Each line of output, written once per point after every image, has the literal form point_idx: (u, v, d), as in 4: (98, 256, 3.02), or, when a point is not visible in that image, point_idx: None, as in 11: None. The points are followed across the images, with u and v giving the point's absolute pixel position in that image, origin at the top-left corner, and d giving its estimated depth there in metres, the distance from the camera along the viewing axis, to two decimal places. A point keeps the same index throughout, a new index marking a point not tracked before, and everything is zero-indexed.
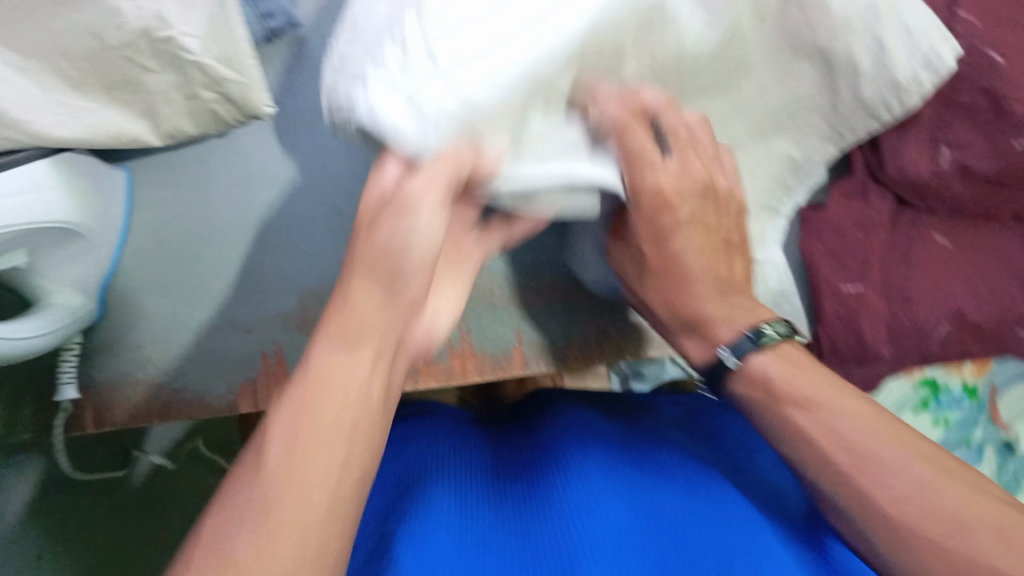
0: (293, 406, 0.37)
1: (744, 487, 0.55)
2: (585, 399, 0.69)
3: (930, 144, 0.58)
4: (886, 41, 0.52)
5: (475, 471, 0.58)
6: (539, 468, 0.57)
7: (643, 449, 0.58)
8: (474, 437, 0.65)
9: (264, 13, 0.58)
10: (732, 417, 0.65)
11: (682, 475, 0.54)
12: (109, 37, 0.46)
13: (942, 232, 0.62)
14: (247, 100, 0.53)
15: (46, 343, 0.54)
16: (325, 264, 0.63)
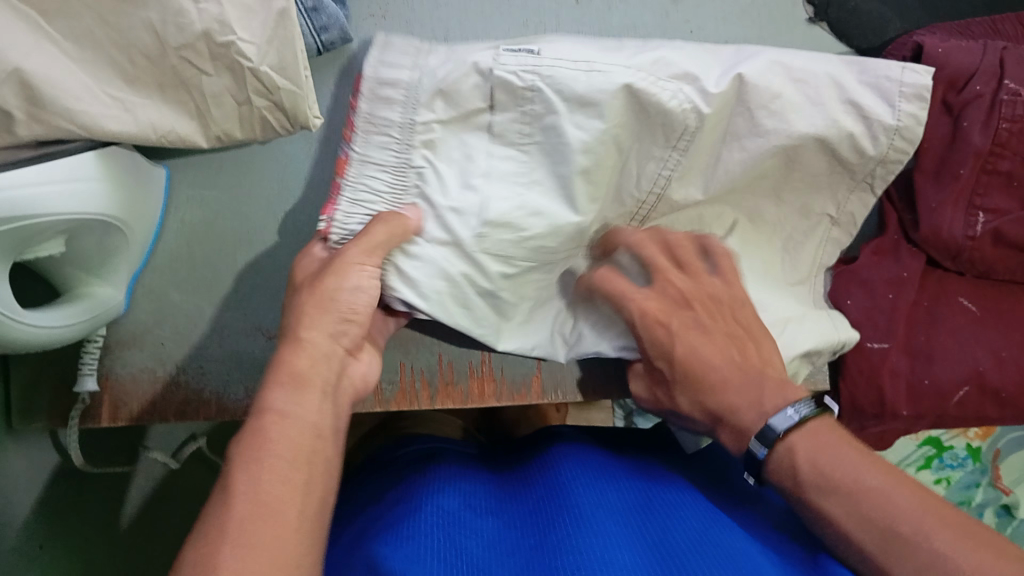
0: (250, 439, 0.41)
1: (754, 526, 0.55)
2: (594, 435, 0.70)
3: (966, 210, 0.58)
4: (871, 111, 0.54)
5: (476, 502, 0.58)
6: (539, 496, 0.58)
7: (649, 493, 0.58)
8: (477, 467, 0.66)
9: (319, 26, 0.58)
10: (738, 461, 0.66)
11: (683, 512, 0.55)
12: (171, 37, 0.47)
13: (968, 296, 0.62)
14: (298, 110, 0.53)
15: (63, 335, 0.54)
16: None
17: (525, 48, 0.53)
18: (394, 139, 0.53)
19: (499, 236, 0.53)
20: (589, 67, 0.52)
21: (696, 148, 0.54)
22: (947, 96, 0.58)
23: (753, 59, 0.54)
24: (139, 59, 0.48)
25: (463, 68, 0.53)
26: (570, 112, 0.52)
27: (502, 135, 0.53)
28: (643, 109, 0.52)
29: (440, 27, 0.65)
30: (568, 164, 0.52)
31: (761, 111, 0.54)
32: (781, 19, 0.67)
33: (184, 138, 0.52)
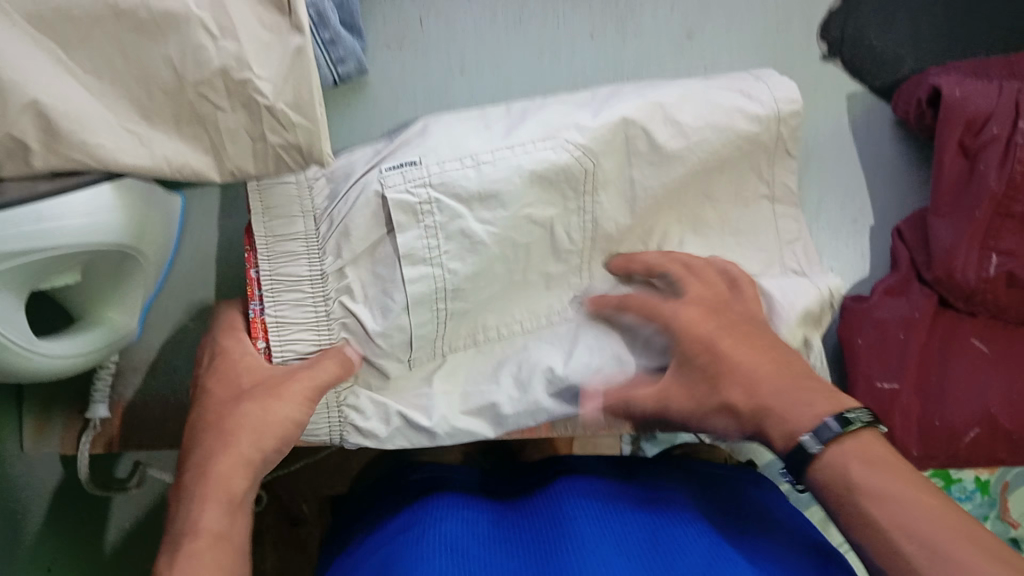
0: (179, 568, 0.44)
1: (771, 551, 0.55)
2: (604, 464, 0.70)
3: (981, 249, 0.58)
4: (745, 107, 0.59)
5: (478, 531, 0.57)
6: (542, 523, 0.58)
7: (658, 524, 0.57)
8: (481, 494, 0.66)
9: (336, 59, 0.60)
10: (756, 492, 0.66)
11: (692, 539, 0.55)
12: (190, 71, 0.48)
13: (980, 337, 0.61)
14: (314, 148, 0.52)
15: (67, 362, 0.54)
16: None
17: (408, 160, 0.54)
18: (308, 293, 0.55)
19: (426, 338, 0.56)
20: (474, 162, 0.54)
21: (604, 193, 0.58)
22: (964, 138, 0.58)
23: (615, 106, 0.58)
24: (158, 93, 0.48)
25: (356, 197, 0.55)
26: (472, 211, 0.54)
27: (410, 255, 0.53)
28: (546, 180, 0.55)
29: (455, 58, 0.65)
30: (481, 253, 0.55)
31: (647, 127, 0.57)
32: (797, 53, 0.67)
33: (202, 174, 0.51)
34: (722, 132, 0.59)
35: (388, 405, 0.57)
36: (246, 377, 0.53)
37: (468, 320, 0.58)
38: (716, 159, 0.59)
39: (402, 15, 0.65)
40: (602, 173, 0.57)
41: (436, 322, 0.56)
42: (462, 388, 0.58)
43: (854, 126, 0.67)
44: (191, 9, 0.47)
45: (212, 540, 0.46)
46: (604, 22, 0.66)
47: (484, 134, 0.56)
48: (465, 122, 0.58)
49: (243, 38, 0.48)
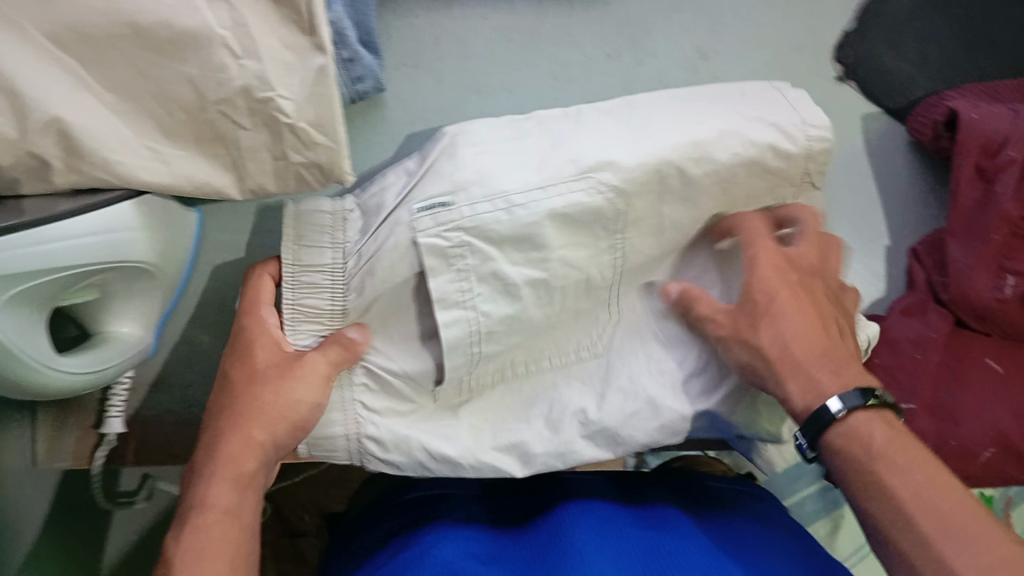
0: (187, 539, 0.46)
1: (779, 570, 0.55)
2: (607, 482, 0.69)
3: (996, 272, 0.58)
4: (775, 140, 0.56)
5: (481, 548, 0.57)
6: (540, 543, 0.58)
7: (655, 539, 0.57)
8: (484, 513, 0.66)
9: (355, 77, 0.60)
10: (765, 509, 0.65)
11: (695, 557, 0.54)
12: (211, 91, 0.48)
13: (995, 357, 0.61)
14: (335, 167, 0.53)
15: (80, 381, 0.54)
16: None
17: (440, 199, 0.51)
18: (330, 326, 0.54)
19: (456, 375, 0.54)
20: (506, 204, 0.51)
21: (635, 231, 0.55)
22: (981, 160, 0.59)
23: (653, 140, 0.54)
24: (179, 112, 0.48)
25: (387, 233, 0.53)
26: (505, 255, 0.52)
27: (443, 298, 0.51)
28: (575, 224, 0.53)
29: (472, 76, 0.66)
30: (514, 295, 0.53)
31: (682, 165, 0.54)
32: (810, 73, 0.67)
33: (222, 192, 0.52)
34: (750, 170, 0.56)
35: (424, 437, 0.55)
36: (263, 351, 0.53)
37: (500, 359, 0.56)
38: (743, 189, 0.56)
39: (419, 34, 0.65)
40: (634, 214, 0.54)
41: (467, 364, 0.54)
42: (495, 435, 0.56)
43: (868, 146, 0.67)
44: (213, 28, 0.46)
45: (220, 517, 0.47)
46: (621, 41, 0.67)
47: (521, 166, 0.53)
48: (498, 143, 0.55)
49: (265, 58, 0.48)
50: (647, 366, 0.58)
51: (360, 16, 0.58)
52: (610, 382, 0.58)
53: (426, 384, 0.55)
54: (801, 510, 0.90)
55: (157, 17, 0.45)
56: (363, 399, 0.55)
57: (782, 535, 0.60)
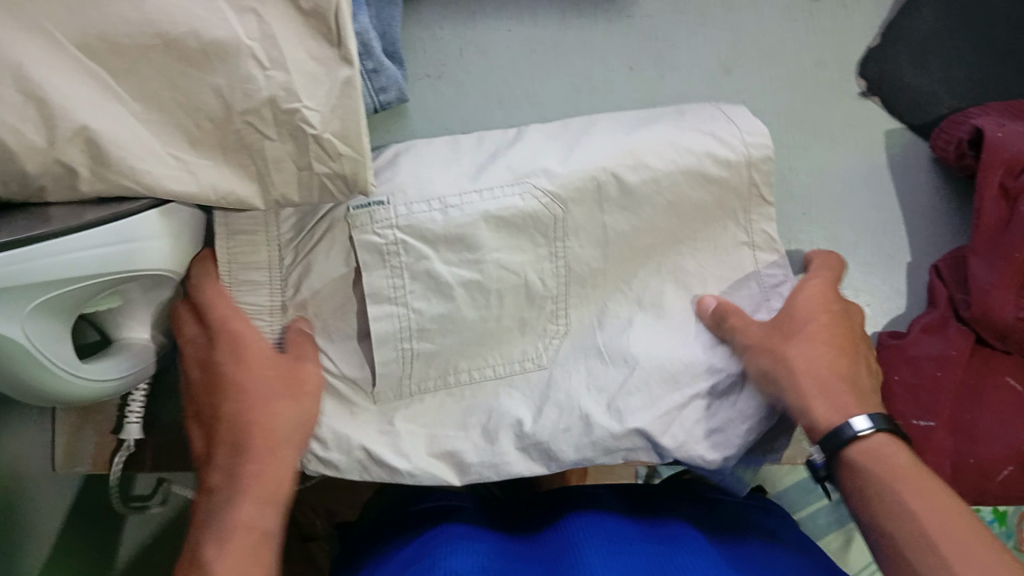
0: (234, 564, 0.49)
1: None
2: (621, 498, 0.69)
3: (1018, 291, 0.58)
4: (713, 149, 0.61)
5: (490, 556, 0.58)
6: (549, 558, 0.57)
7: (668, 555, 0.57)
8: (496, 527, 0.66)
9: (379, 87, 0.60)
10: (780, 529, 0.65)
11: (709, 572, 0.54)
12: (238, 101, 0.48)
13: (1016, 377, 0.61)
14: (359, 178, 0.53)
15: (99, 387, 0.54)
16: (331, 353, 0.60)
17: (379, 197, 0.57)
18: (267, 323, 0.58)
19: (390, 376, 0.60)
20: (441, 205, 0.58)
21: (575, 239, 0.61)
22: (1005, 180, 0.59)
23: (589, 152, 0.60)
24: (205, 122, 0.48)
25: (322, 238, 0.58)
26: (438, 254, 0.58)
27: (377, 293, 0.58)
28: (510, 225, 0.59)
29: (494, 88, 0.66)
30: (447, 295, 0.59)
31: (619, 172, 0.60)
32: (833, 90, 0.68)
33: (246, 202, 0.52)
34: (694, 181, 0.61)
35: (366, 427, 0.60)
36: (258, 368, 0.55)
37: (438, 362, 0.60)
38: (689, 204, 0.62)
39: (443, 46, 0.66)
40: (573, 220, 0.60)
41: (400, 361, 0.59)
42: (427, 424, 0.61)
43: (892, 166, 0.67)
44: (241, 40, 0.47)
45: (260, 538, 0.51)
46: (642, 55, 0.67)
47: (453, 173, 0.59)
48: (436, 149, 0.61)
49: (293, 70, 0.49)
50: (586, 382, 0.61)
51: (384, 26, 0.60)
52: (548, 396, 0.61)
53: (364, 384, 0.60)
54: (815, 523, 0.90)
55: (187, 28, 0.46)
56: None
57: (796, 554, 0.60)
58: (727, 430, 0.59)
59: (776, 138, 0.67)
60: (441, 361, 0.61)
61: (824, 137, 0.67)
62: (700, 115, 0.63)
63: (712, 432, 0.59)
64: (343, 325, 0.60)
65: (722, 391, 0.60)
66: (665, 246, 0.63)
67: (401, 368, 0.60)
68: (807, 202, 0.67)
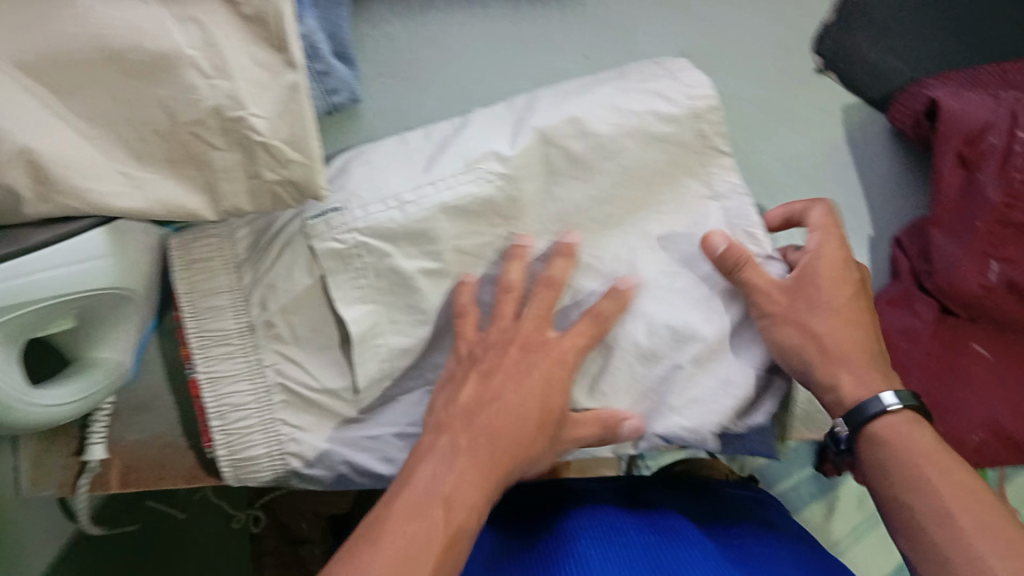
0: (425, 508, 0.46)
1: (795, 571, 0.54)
2: (613, 489, 0.69)
3: (980, 259, 0.58)
4: (658, 108, 0.59)
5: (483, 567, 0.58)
6: (549, 550, 0.57)
7: (665, 544, 0.57)
8: (492, 526, 0.65)
9: (330, 89, 0.60)
10: (772, 518, 0.65)
11: (710, 561, 0.54)
12: (181, 112, 0.47)
13: (984, 343, 0.61)
14: (311, 185, 0.51)
15: (54, 413, 0.53)
16: (309, 360, 0.59)
17: (332, 205, 0.57)
18: (236, 347, 0.58)
19: (371, 378, 0.59)
20: (397, 203, 0.57)
21: (529, 217, 0.59)
22: (963, 148, 0.59)
23: (528, 120, 0.59)
24: (152, 135, 0.47)
25: (281, 254, 0.58)
26: (401, 251, 0.58)
27: (342, 298, 0.58)
28: (467, 212, 0.58)
29: (448, 84, 0.65)
30: (411, 290, 0.58)
31: (563, 142, 0.59)
32: (791, 68, 0.67)
33: (197, 215, 0.50)
34: (641, 141, 0.59)
35: (343, 435, 0.60)
36: (516, 398, 0.53)
37: (416, 357, 0.60)
38: (644, 169, 0.60)
39: (394, 43, 0.65)
40: (526, 198, 0.59)
41: (378, 359, 0.59)
42: (405, 419, 0.61)
43: (851, 139, 0.67)
44: (183, 49, 0.46)
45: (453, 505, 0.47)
46: (598, 43, 0.66)
47: (406, 170, 0.59)
48: (389, 148, 0.61)
49: (237, 77, 0.47)
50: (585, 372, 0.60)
51: (333, 28, 0.58)
52: None
53: (345, 393, 0.60)
54: (798, 495, 0.91)
55: (128, 39, 0.45)
56: (283, 416, 0.59)
57: (790, 544, 0.60)
58: (708, 399, 0.57)
59: (736, 118, 0.67)
60: (415, 358, 0.60)
61: (784, 116, 0.67)
62: (640, 69, 0.62)
63: (694, 403, 0.57)
64: (318, 335, 0.59)
65: (703, 359, 0.58)
66: (627, 216, 0.60)
67: (383, 366, 0.59)
68: (770, 182, 0.66)
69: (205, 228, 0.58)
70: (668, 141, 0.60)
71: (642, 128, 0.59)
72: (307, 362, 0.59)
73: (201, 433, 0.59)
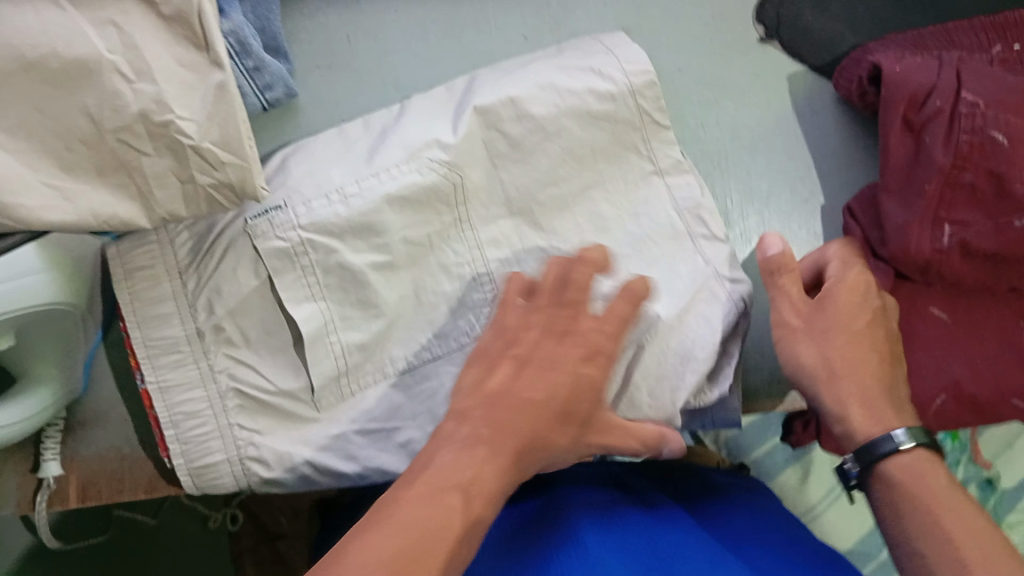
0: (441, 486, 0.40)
1: (780, 559, 0.54)
2: (596, 471, 0.69)
3: (933, 224, 0.59)
4: (595, 85, 0.61)
5: (480, 553, 0.55)
6: (543, 529, 0.56)
7: (660, 529, 0.56)
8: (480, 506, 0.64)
9: (264, 86, 0.58)
10: (758, 506, 0.65)
11: (698, 549, 0.53)
12: (106, 119, 0.45)
13: (940, 306, 0.61)
14: (247, 186, 0.49)
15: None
16: (264, 363, 0.59)
17: (273, 203, 0.56)
18: (186, 353, 0.57)
19: (326, 378, 0.58)
20: (341, 197, 0.57)
21: (475, 202, 0.60)
22: (909, 114, 0.61)
23: (468, 100, 0.60)
24: (79, 145, 0.46)
25: (224, 255, 0.57)
26: (347, 245, 0.57)
27: (289, 297, 0.57)
28: (412, 202, 0.58)
29: (388, 74, 0.64)
30: (362, 285, 0.58)
31: (503, 126, 0.60)
32: (733, 39, 0.68)
33: (132, 224, 0.48)
34: (579, 120, 0.61)
35: (303, 436, 0.59)
36: (540, 397, 0.46)
37: (372, 353, 0.59)
38: (585, 146, 0.61)
39: (330, 35, 0.64)
40: (471, 183, 0.60)
41: (332, 356, 0.58)
42: (366, 415, 0.60)
43: (798, 110, 0.67)
44: (103, 53, 0.44)
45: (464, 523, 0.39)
46: (539, 25, 0.66)
47: (347, 162, 0.58)
48: (328, 141, 0.60)
49: (162, 79, 0.46)
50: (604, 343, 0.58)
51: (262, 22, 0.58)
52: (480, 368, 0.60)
53: (302, 394, 0.59)
54: (773, 462, 0.91)
55: (46, 48, 0.43)
56: (238, 421, 0.58)
57: (785, 535, 0.60)
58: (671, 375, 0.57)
59: (680, 93, 0.67)
60: (371, 353, 0.59)
61: (729, 88, 0.67)
62: (581, 46, 0.63)
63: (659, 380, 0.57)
64: (270, 338, 0.59)
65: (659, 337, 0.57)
66: (572, 197, 0.62)
67: (338, 364, 0.58)
68: (718, 155, 0.66)
69: (146, 234, 0.56)
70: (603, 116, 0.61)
71: (585, 108, 0.60)
72: (261, 365, 0.58)
73: (158, 442, 0.58)
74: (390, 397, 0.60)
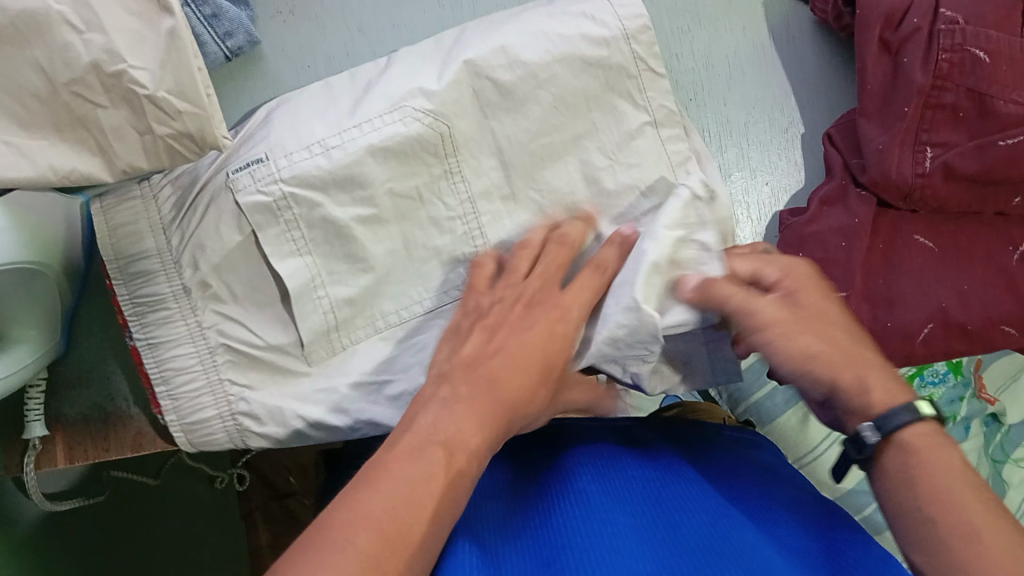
0: (398, 463, 0.40)
1: (793, 516, 0.52)
2: (609, 422, 0.68)
3: (913, 149, 0.60)
4: (587, 30, 0.59)
5: (487, 501, 0.54)
6: (548, 480, 0.56)
7: (663, 481, 0.55)
8: (494, 449, 0.63)
9: (224, 33, 0.60)
10: (766, 458, 0.64)
11: (710, 504, 0.52)
12: (58, 70, 0.41)
13: (926, 234, 0.63)
14: (207, 136, 0.45)
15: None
16: (261, 326, 0.58)
17: (254, 157, 0.56)
18: (174, 311, 0.57)
19: (319, 332, 0.58)
20: (323, 149, 0.56)
21: (467, 154, 0.59)
22: (885, 34, 0.62)
23: (457, 53, 0.59)
24: (31, 99, 0.41)
25: (206, 210, 0.57)
26: (331, 198, 0.57)
27: (277, 252, 0.57)
28: (396, 152, 0.57)
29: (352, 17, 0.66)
30: (348, 238, 0.57)
31: (494, 74, 0.59)
32: None
33: (92, 180, 0.44)
34: (575, 67, 0.59)
35: (294, 392, 0.58)
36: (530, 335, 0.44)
37: (363, 308, 0.59)
38: (578, 94, 0.60)
39: None
40: (461, 135, 0.59)
41: (321, 311, 0.58)
42: (358, 369, 0.59)
43: (774, 36, 0.67)
44: (49, 4, 0.39)
45: (417, 496, 0.38)
46: None
47: (330, 115, 0.58)
48: (312, 94, 0.60)
49: (112, 28, 0.40)
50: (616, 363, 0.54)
51: None
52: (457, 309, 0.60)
53: (292, 348, 0.58)
54: (773, 403, 0.88)
55: None
56: (229, 376, 0.57)
57: (790, 486, 0.58)
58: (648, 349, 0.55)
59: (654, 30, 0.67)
60: (359, 305, 0.59)
61: (700, 19, 0.67)
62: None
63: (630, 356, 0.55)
64: (258, 293, 0.58)
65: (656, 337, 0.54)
66: (563, 148, 0.60)
67: (327, 319, 0.58)
68: (691, 89, 0.66)
69: (127, 188, 0.56)
70: (605, 70, 0.60)
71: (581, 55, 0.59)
72: (252, 321, 0.58)
73: (151, 401, 0.58)
74: (382, 352, 0.59)
